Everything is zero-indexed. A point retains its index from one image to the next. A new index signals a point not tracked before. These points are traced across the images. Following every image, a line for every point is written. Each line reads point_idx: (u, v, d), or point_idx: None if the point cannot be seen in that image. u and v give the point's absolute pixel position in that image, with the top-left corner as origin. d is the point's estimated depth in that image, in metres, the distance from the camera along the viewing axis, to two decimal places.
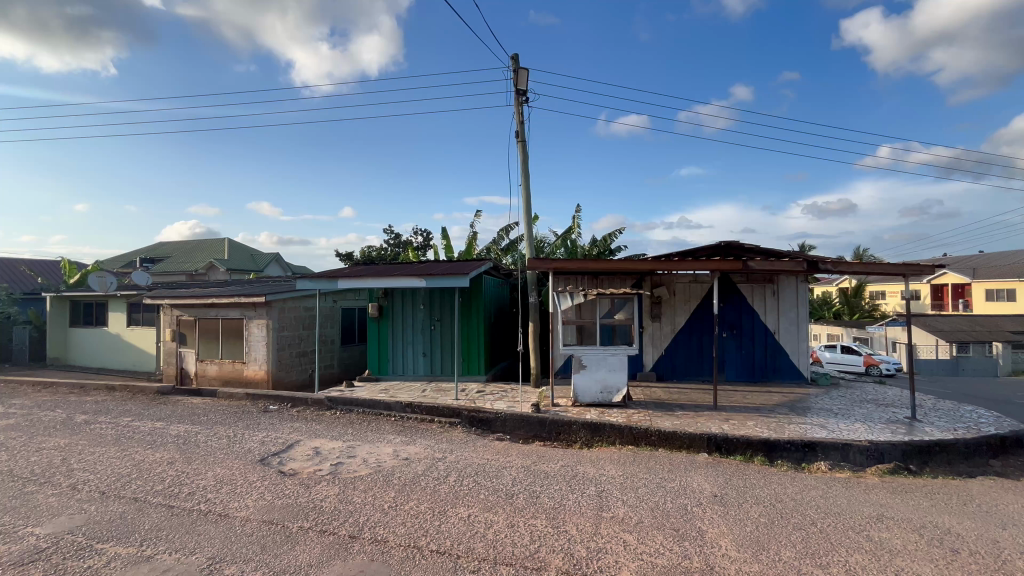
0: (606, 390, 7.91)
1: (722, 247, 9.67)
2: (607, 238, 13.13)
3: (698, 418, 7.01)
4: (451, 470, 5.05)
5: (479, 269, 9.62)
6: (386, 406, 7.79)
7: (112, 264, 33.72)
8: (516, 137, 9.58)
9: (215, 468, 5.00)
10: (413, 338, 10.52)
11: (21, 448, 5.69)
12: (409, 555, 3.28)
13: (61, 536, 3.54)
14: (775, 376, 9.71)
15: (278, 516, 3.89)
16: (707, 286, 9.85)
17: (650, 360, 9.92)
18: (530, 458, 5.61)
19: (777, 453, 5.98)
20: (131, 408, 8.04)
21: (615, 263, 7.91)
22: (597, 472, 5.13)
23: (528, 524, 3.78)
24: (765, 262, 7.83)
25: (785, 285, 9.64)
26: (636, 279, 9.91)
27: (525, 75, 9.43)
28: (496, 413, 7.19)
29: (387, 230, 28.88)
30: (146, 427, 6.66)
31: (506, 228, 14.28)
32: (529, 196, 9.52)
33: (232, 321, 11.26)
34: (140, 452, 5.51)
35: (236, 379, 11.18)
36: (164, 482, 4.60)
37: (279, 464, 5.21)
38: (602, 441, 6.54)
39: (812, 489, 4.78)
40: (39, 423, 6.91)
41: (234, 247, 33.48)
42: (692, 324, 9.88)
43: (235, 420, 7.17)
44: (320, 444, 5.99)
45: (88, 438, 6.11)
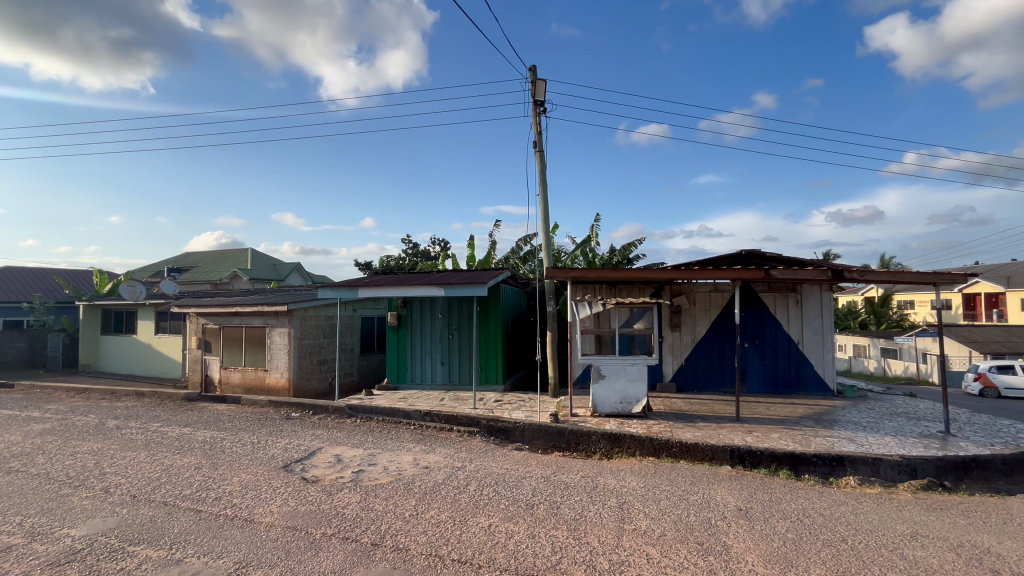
0: (625, 400, 7.83)
1: (743, 256, 9.54)
2: (625, 247, 13.09)
3: (720, 430, 6.89)
4: (472, 480, 5.03)
5: (497, 278, 9.66)
6: (405, 415, 7.85)
7: (141, 274, 34.85)
8: (535, 147, 9.69)
9: (240, 474, 5.10)
10: (432, 347, 10.59)
11: (57, 451, 5.90)
12: (431, 564, 3.29)
13: (95, 538, 3.65)
14: (800, 388, 9.48)
15: (302, 522, 3.94)
16: (728, 295, 9.72)
17: (670, 370, 9.80)
18: (550, 468, 5.58)
19: (804, 467, 5.82)
20: (159, 414, 8.25)
21: (633, 272, 7.86)
22: (618, 484, 5.08)
23: (550, 535, 3.76)
24: (788, 270, 7.68)
25: (810, 294, 9.44)
26: (655, 288, 9.83)
27: (544, 86, 9.55)
28: (514, 422, 7.16)
29: (407, 239, 29.24)
30: (173, 433, 6.84)
31: (525, 237, 14.34)
32: (547, 205, 9.58)
33: (254, 329, 11.50)
34: (169, 457, 5.66)
35: (258, 386, 11.39)
36: (192, 486, 4.72)
37: (302, 470, 5.29)
38: (622, 452, 6.47)
39: (842, 505, 4.63)
40: (74, 427, 7.15)
41: (256, 257, 34.19)
42: (712, 334, 9.74)
43: (259, 427, 7.31)
44: (341, 451, 6.06)
45: (120, 442, 6.29)
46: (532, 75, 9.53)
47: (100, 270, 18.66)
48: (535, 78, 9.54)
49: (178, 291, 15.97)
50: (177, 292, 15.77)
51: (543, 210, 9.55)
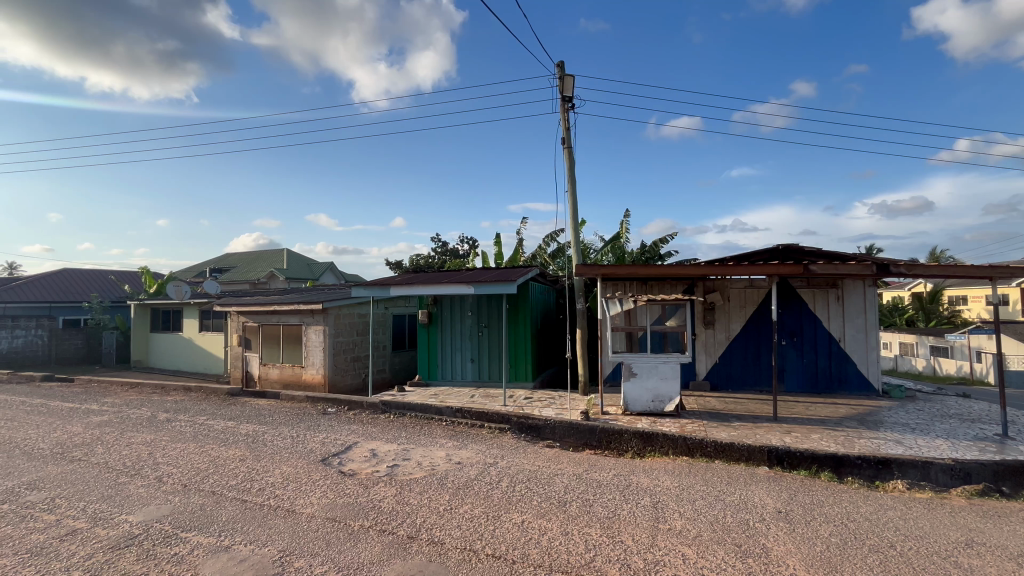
0: (657, 399, 7.71)
1: (780, 251, 9.24)
2: (656, 243, 12.87)
3: (757, 429, 6.71)
4: (504, 477, 5.07)
5: (526, 276, 9.66)
6: (437, 411, 7.96)
7: (186, 275, 36.53)
8: (563, 144, 9.64)
9: (282, 466, 5.31)
10: (462, 345, 10.70)
11: (114, 442, 6.28)
12: (466, 558, 3.34)
13: (150, 524, 3.86)
14: (842, 387, 9.12)
15: (340, 514, 4.06)
16: (764, 291, 9.43)
17: (704, 369, 9.59)
18: (581, 466, 5.56)
19: (847, 470, 5.61)
20: (206, 408, 8.65)
21: (665, 268, 7.73)
22: (651, 482, 5.02)
23: (583, 532, 3.75)
24: (829, 265, 7.37)
25: (852, 290, 9.05)
26: (688, 285, 9.64)
27: (571, 82, 9.47)
28: (545, 419, 7.17)
29: (435, 238, 29.43)
30: (219, 426, 7.16)
31: (553, 234, 14.28)
32: (576, 202, 9.51)
33: (291, 327, 11.89)
34: (216, 449, 5.94)
35: (295, 382, 11.78)
36: (237, 477, 4.93)
37: (340, 464, 5.45)
38: (655, 451, 6.38)
39: (890, 509, 4.44)
40: (129, 419, 7.58)
41: (291, 258, 35.27)
42: (747, 332, 9.48)
43: (298, 422, 7.58)
44: (376, 446, 6.21)
45: (170, 434, 6.63)
46: (559, 72, 9.48)
47: (149, 271, 19.65)
48: (562, 74, 9.48)
49: (219, 290, 16.68)
50: (219, 291, 16.47)
51: (572, 207, 9.49)
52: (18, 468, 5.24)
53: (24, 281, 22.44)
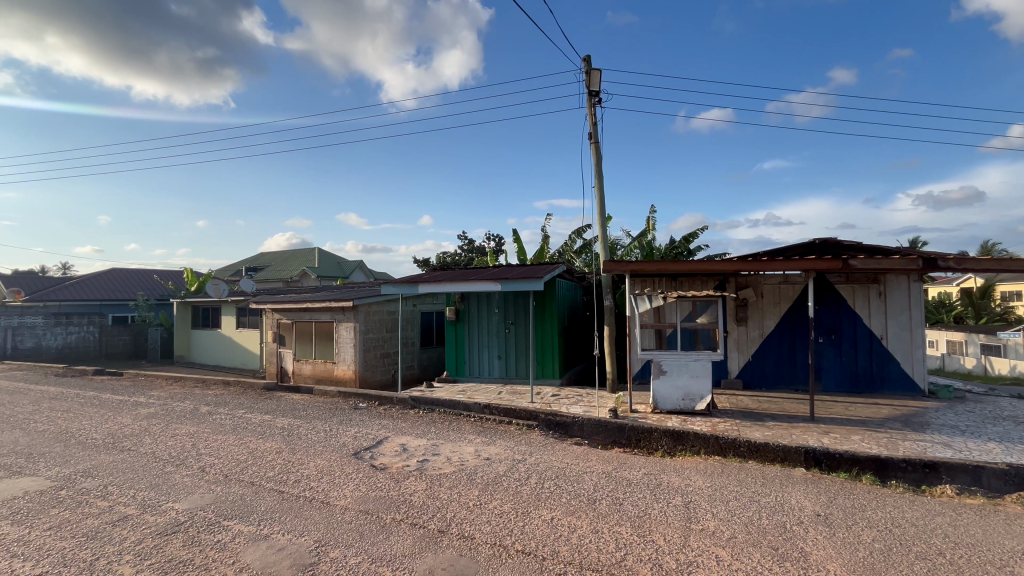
0: (688, 397, 7.56)
1: (818, 245, 8.92)
2: (685, 238, 12.61)
3: (793, 430, 6.50)
4: (533, 473, 5.07)
5: (553, 273, 9.61)
6: (465, 407, 8.03)
7: (223, 274, 37.95)
8: (590, 139, 9.54)
9: (316, 459, 5.46)
10: (489, 341, 10.76)
11: (160, 433, 6.59)
12: (496, 553, 3.36)
13: (195, 512, 4.03)
14: (884, 387, 8.74)
15: (373, 507, 4.15)
16: (800, 287, 9.12)
17: (736, 367, 9.36)
18: (611, 464, 5.52)
19: (890, 473, 5.37)
20: (244, 402, 8.97)
21: (696, 264, 7.57)
22: (682, 482, 4.93)
23: (613, 531, 3.72)
24: (871, 259, 7.05)
25: (895, 285, 8.66)
26: (719, 281, 9.40)
27: (599, 76, 9.36)
28: (573, 417, 7.14)
29: (462, 235, 29.51)
30: (257, 419, 7.42)
31: (579, 230, 14.16)
32: (603, 197, 9.41)
33: (324, 324, 12.20)
34: (254, 441, 6.16)
35: (328, 378, 12.08)
36: (274, 469, 5.10)
37: (371, 458, 5.57)
38: (686, 450, 6.26)
39: (938, 515, 4.24)
40: (174, 412, 7.93)
41: (323, 256, 36.15)
42: (782, 329, 9.19)
43: (331, 416, 7.78)
44: (406, 441, 6.31)
45: (212, 427, 6.91)
46: (586, 66, 9.37)
47: (190, 270, 20.52)
48: (589, 68, 9.37)
49: (255, 288, 17.25)
50: (255, 289, 17.04)
51: (599, 203, 9.39)
52: (74, 456, 5.56)
53: (77, 280, 23.78)
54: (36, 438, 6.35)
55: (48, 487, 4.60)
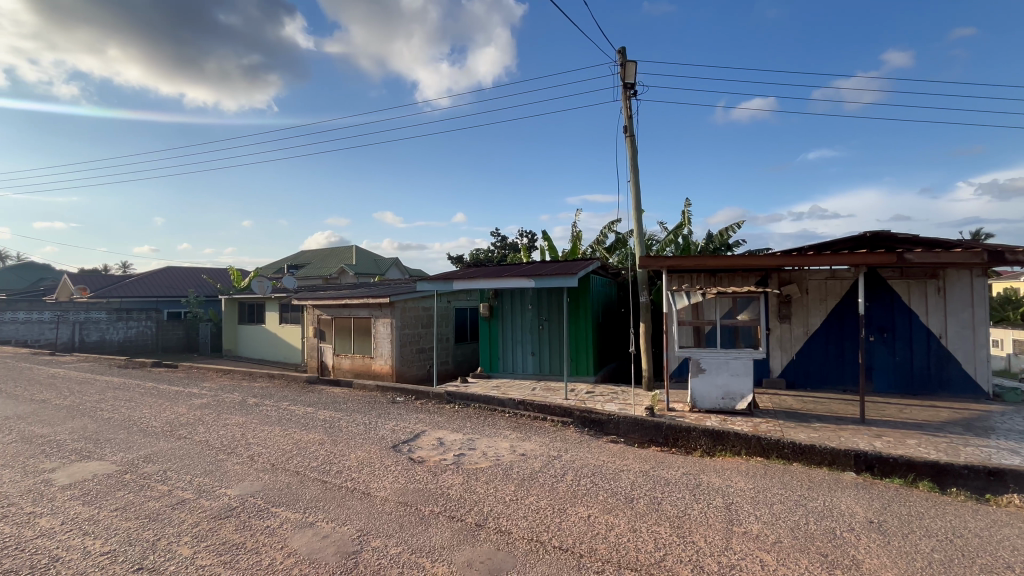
0: (728, 396, 7.34)
1: (868, 238, 8.47)
2: (724, 232, 12.23)
3: (842, 432, 6.21)
4: (568, 470, 5.06)
5: (587, 269, 9.51)
6: (500, 402, 8.09)
7: (267, 272, 39.54)
8: (624, 132, 9.37)
9: (357, 450, 5.62)
10: (523, 338, 10.77)
11: (212, 422, 6.94)
12: (533, 548, 3.37)
13: (246, 498, 4.24)
14: (942, 389, 8.23)
15: (411, 498, 4.24)
16: (849, 283, 8.69)
17: (778, 365, 9.02)
18: (648, 463, 5.43)
19: (949, 480, 5.06)
20: (288, 394, 9.35)
21: (736, 259, 7.32)
22: (723, 483, 4.79)
23: (652, 531, 3.66)
24: (929, 253, 6.63)
25: (956, 281, 8.13)
26: (760, 276, 9.07)
27: (634, 68, 9.17)
28: (608, 414, 7.06)
29: (495, 232, 29.53)
30: (300, 411, 7.71)
31: (612, 225, 13.96)
32: (639, 191, 9.24)
33: (361, 320, 12.53)
34: (299, 432, 6.41)
35: (366, 372, 12.41)
36: (318, 459, 5.30)
37: (409, 451, 5.69)
38: (726, 450, 6.09)
39: (1005, 527, 3.96)
40: (224, 403, 8.34)
41: (360, 254, 37.10)
42: (829, 326, 8.79)
43: (369, 409, 7.99)
44: (443, 435, 6.41)
45: (258, 417, 7.23)
46: (621, 58, 9.20)
47: (237, 269, 21.45)
48: (624, 60, 9.20)
49: (296, 285, 17.87)
50: (296, 286, 17.67)
51: (634, 198, 9.23)
52: (136, 442, 5.94)
53: (136, 278, 25.34)
54: (102, 425, 6.81)
55: (114, 471, 4.94)
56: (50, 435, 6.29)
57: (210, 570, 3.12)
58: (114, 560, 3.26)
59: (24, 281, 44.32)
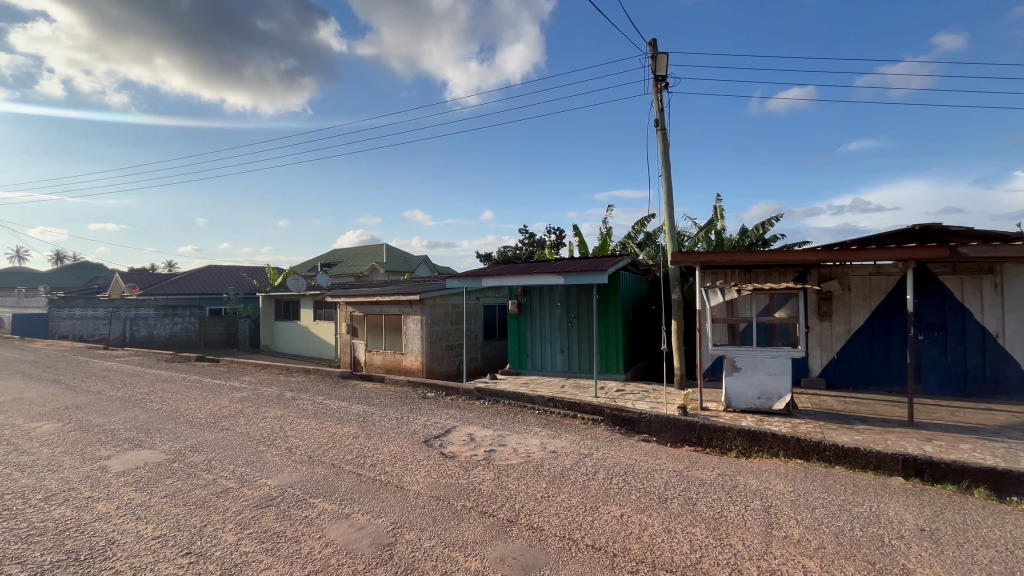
0: (765, 396, 7.11)
1: (917, 232, 8.04)
2: (759, 227, 11.84)
3: (888, 435, 5.93)
4: (600, 468, 5.00)
5: (617, 266, 9.37)
6: (530, 399, 8.08)
7: (302, 270, 40.67)
8: (656, 126, 9.18)
9: (390, 445, 5.73)
10: (552, 335, 10.73)
11: (253, 415, 7.21)
12: (566, 546, 3.36)
13: (285, 488, 4.38)
14: (999, 391, 7.74)
15: (444, 493, 4.29)
16: (895, 279, 8.28)
17: (818, 365, 8.68)
18: (682, 463, 5.32)
19: (1009, 488, 4.76)
20: (323, 389, 9.61)
21: (774, 255, 7.07)
22: (762, 485, 4.65)
23: (687, 532, 3.59)
24: (986, 246, 6.24)
25: (1015, 276, 7.64)
26: (799, 272, 8.74)
27: (666, 60, 8.96)
28: (640, 413, 6.95)
29: (523, 230, 29.34)
30: (335, 405, 7.91)
31: (642, 221, 13.71)
32: (671, 186, 9.04)
33: (393, 316, 12.74)
34: (334, 426, 6.57)
35: (397, 368, 12.62)
36: (352, 452, 5.42)
37: (441, 446, 5.76)
38: (763, 452, 5.91)
39: None
40: (263, 396, 8.64)
41: (390, 252, 37.70)
42: (873, 324, 8.40)
43: (401, 404, 8.13)
44: (474, 431, 6.46)
45: (296, 411, 7.45)
46: (653, 50, 9.00)
47: (273, 268, 22.17)
48: (656, 52, 9.00)
49: (330, 282, 18.31)
50: (329, 284, 18.12)
51: (666, 192, 9.03)
52: (183, 433, 6.22)
53: (180, 276, 26.52)
54: (152, 415, 7.17)
55: (164, 459, 5.19)
56: (105, 425, 6.67)
57: (253, 557, 3.23)
58: (164, 544, 3.42)
59: (79, 280, 47.04)
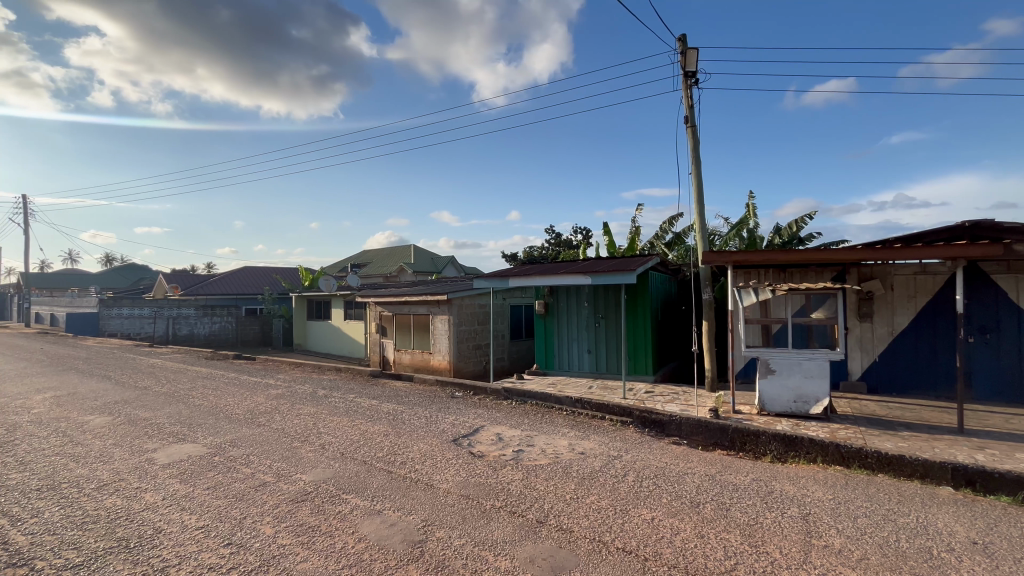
0: (800, 399, 6.88)
1: (966, 229, 7.63)
2: (794, 225, 11.46)
3: (935, 442, 5.64)
4: (630, 471, 4.94)
5: (646, 265, 9.24)
6: (557, 400, 8.05)
7: (333, 271, 41.64)
8: (685, 123, 9.01)
9: (419, 443, 5.80)
10: (579, 335, 10.67)
11: (288, 411, 7.43)
12: (595, 549, 3.33)
13: (320, 483, 4.50)
14: None
15: (473, 492, 4.32)
16: (942, 278, 7.88)
17: (859, 368, 8.34)
18: (714, 467, 5.20)
19: None
20: (354, 387, 9.81)
21: (810, 254, 6.83)
22: (799, 492, 4.49)
23: (721, 537, 3.50)
24: None
25: None
26: (837, 272, 8.42)
27: (696, 56, 8.78)
28: (670, 415, 6.83)
29: (550, 230, 29.15)
30: (365, 403, 8.07)
31: (670, 220, 13.47)
32: (701, 183, 8.85)
33: (421, 316, 12.91)
34: (365, 423, 6.71)
35: (425, 367, 12.77)
36: (383, 450, 5.52)
37: (469, 445, 5.80)
38: (800, 457, 5.72)
39: None
40: (297, 393, 8.90)
41: (418, 253, 38.22)
42: (919, 326, 8.01)
43: (429, 403, 8.22)
44: (502, 431, 6.47)
45: (328, 408, 7.64)
46: (682, 46, 8.84)
47: (306, 269, 22.77)
48: (685, 48, 8.83)
49: (359, 283, 18.70)
50: (359, 284, 18.50)
51: (696, 190, 8.85)
52: (223, 428, 6.46)
53: (219, 277, 27.57)
54: (194, 411, 7.48)
55: (205, 453, 5.40)
56: (152, 419, 7.00)
57: (289, 549, 3.33)
58: (207, 534, 3.56)
59: (125, 279, 49.49)
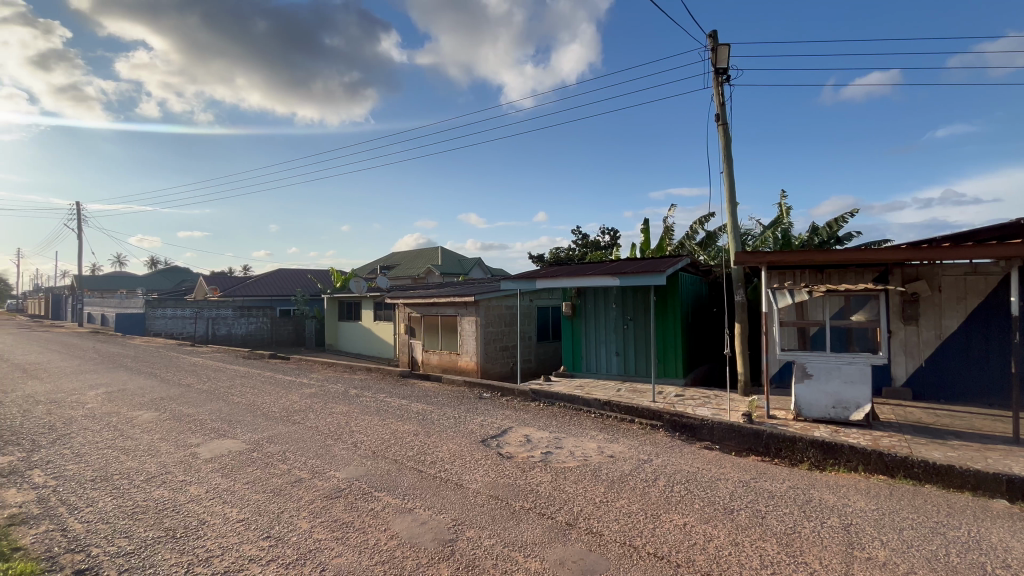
0: (840, 405, 6.62)
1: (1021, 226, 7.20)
2: (833, 224, 11.05)
3: (988, 452, 5.34)
4: (660, 475, 4.86)
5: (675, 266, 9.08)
6: (586, 402, 7.99)
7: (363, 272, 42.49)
8: (717, 120, 8.82)
9: (448, 443, 5.87)
10: (607, 337, 10.57)
11: (321, 410, 7.63)
12: (626, 553, 3.30)
13: (352, 481, 4.61)
14: None
15: (502, 493, 4.34)
16: (995, 279, 7.46)
17: (903, 373, 7.98)
18: (749, 473, 5.06)
19: None
20: (384, 387, 9.99)
21: (850, 254, 6.56)
22: (839, 501, 4.33)
23: (756, 546, 3.42)
24: None
25: None
26: (878, 273, 8.08)
27: (727, 52, 8.59)
28: (702, 419, 6.68)
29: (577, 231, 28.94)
30: (395, 403, 8.21)
31: (701, 220, 13.20)
32: (733, 182, 8.64)
33: (449, 317, 13.05)
34: (395, 422, 6.84)
35: (453, 368, 12.89)
36: (413, 449, 5.60)
37: (498, 446, 5.82)
38: (839, 465, 5.50)
39: None
40: (329, 392, 9.13)
41: (445, 254, 38.61)
42: (969, 330, 7.60)
43: (457, 404, 8.29)
44: (530, 432, 6.47)
45: (359, 407, 7.81)
46: (713, 42, 8.67)
47: (338, 271, 23.32)
48: (716, 44, 8.66)
49: (389, 284, 19.04)
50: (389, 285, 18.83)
51: (728, 188, 8.65)
52: (260, 425, 6.69)
53: (256, 279, 28.53)
54: (233, 408, 7.76)
55: (244, 449, 5.60)
56: (195, 415, 7.31)
57: (324, 544, 3.42)
58: (247, 527, 3.70)
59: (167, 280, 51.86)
